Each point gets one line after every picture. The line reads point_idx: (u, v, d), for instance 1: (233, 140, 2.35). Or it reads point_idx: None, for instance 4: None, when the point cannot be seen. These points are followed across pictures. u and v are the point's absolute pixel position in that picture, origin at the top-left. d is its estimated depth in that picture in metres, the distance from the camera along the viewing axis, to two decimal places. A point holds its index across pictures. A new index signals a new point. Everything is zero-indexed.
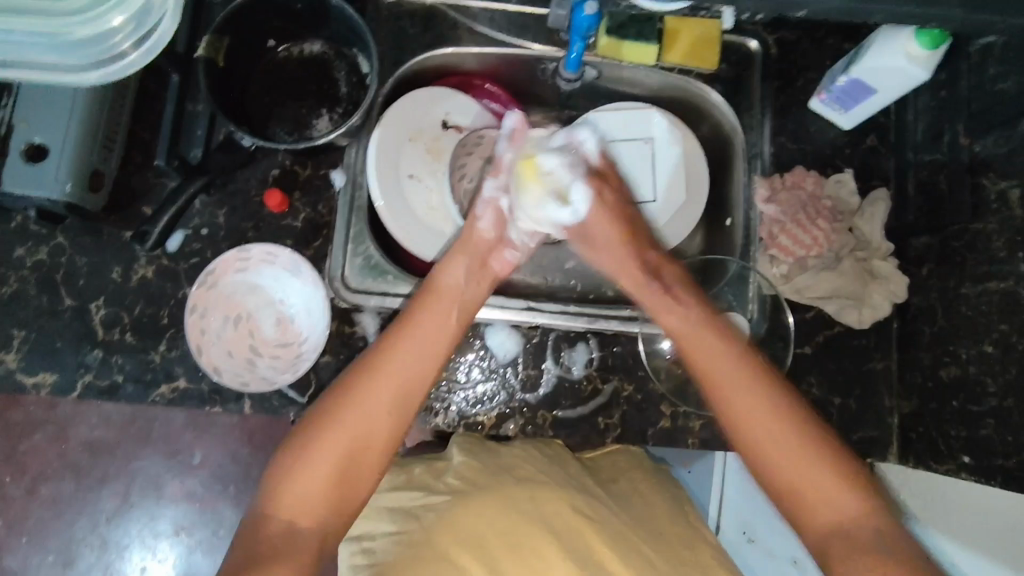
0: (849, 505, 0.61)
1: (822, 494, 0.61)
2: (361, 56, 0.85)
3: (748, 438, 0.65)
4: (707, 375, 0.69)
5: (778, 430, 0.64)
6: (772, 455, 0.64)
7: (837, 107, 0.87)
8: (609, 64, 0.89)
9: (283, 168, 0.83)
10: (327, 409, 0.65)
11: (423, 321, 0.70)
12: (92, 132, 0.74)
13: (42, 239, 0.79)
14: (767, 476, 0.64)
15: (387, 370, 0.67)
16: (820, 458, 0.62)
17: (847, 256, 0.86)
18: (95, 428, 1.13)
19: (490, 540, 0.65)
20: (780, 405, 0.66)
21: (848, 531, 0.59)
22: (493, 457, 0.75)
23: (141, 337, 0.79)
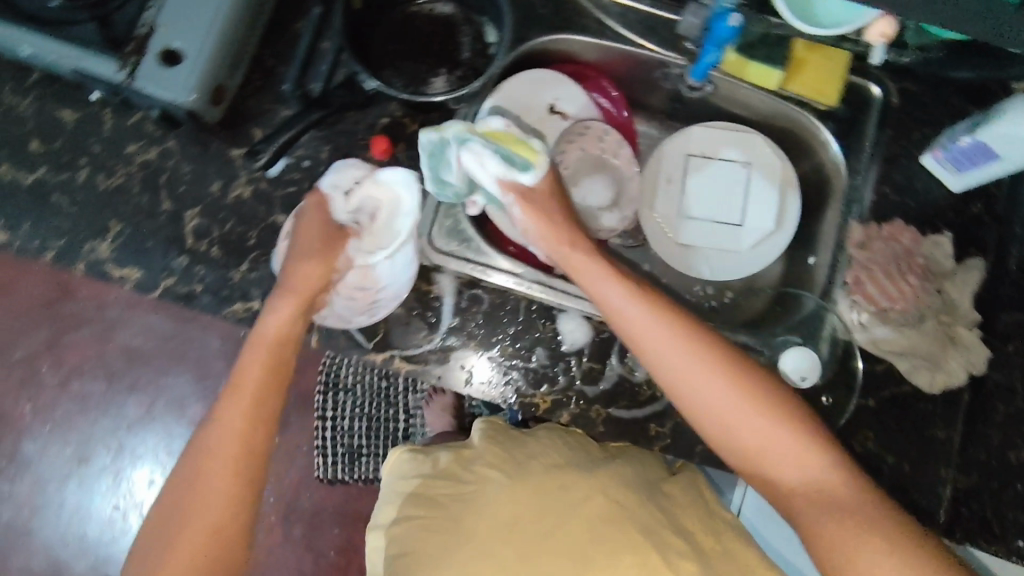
0: (810, 463, 0.70)
1: (786, 463, 0.70)
2: (490, 26, 0.86)
3: (720, 419, 0.71)
4: (646, 354, 0.73)
5: (734, 407, 0.71)
6: (743, 429, 0.71)
7: (951, 167, 0.86)
8: (728, 81, 0.89)
9: (393, 118, 0.84)
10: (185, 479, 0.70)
11: (306, 279, 0.74)
12: (225, 47, 0.76)
13: (155, 140, 0.81)
14: (732, 449, 0.72)
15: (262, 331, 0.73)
16: (773, 424, 0.70)
17: (931, 317, 0.84)
18: (134, 337, 1.32)
19: (516, 526, 0.76)
20: (752, 382, 0.72)
21: (823, 493, 0.69)
22: (520, 446, 0.85)
23: (227, 253, 0.81)
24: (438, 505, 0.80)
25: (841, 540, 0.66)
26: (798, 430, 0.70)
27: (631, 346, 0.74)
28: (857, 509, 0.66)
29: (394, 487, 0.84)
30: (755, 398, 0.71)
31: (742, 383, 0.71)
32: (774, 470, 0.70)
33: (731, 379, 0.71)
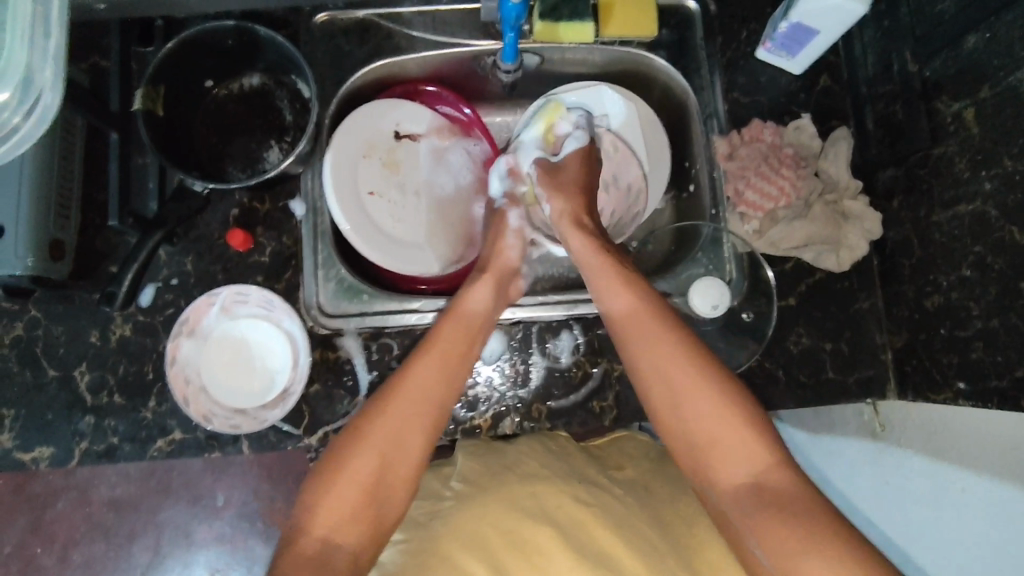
0: (760, 457, 0.58)
1: (737, 449, 0.59)
2: (300, 81, 0.84)
3: (661, 404, 0.63)
4: (623, 333, 0.68)
5: (689, 392, 0.62)
6: (680, 392, 0.62)
7: (784, 53, 0.86)
8: (550, 48, 0.87)
9: (243, 206, 0.83)
10: (338, 454, 0.62)
11: (425, 384, 0.66)
12: (44, 201, 0.72)
13: (16, 315, 0.79)
14: (682, 425, 0.62)
15: (354, 467, 0.61)
16: (739, 419, 0.60)
17: (817, 201, 0.85)
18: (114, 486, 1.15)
19: (491, 539, 0.65)
20: (681, 360, 0.63)
21: (766, 485, 0.57)
22: (499, 458, 0.75)
23: (129, 397, 0.79)
24: (421, 526, 0.69)
25: (778, 543, 0.54)
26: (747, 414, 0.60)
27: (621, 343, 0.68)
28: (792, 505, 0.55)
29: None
30: (716, 394, 0.61)
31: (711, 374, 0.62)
32: (717, 457, 0.60)
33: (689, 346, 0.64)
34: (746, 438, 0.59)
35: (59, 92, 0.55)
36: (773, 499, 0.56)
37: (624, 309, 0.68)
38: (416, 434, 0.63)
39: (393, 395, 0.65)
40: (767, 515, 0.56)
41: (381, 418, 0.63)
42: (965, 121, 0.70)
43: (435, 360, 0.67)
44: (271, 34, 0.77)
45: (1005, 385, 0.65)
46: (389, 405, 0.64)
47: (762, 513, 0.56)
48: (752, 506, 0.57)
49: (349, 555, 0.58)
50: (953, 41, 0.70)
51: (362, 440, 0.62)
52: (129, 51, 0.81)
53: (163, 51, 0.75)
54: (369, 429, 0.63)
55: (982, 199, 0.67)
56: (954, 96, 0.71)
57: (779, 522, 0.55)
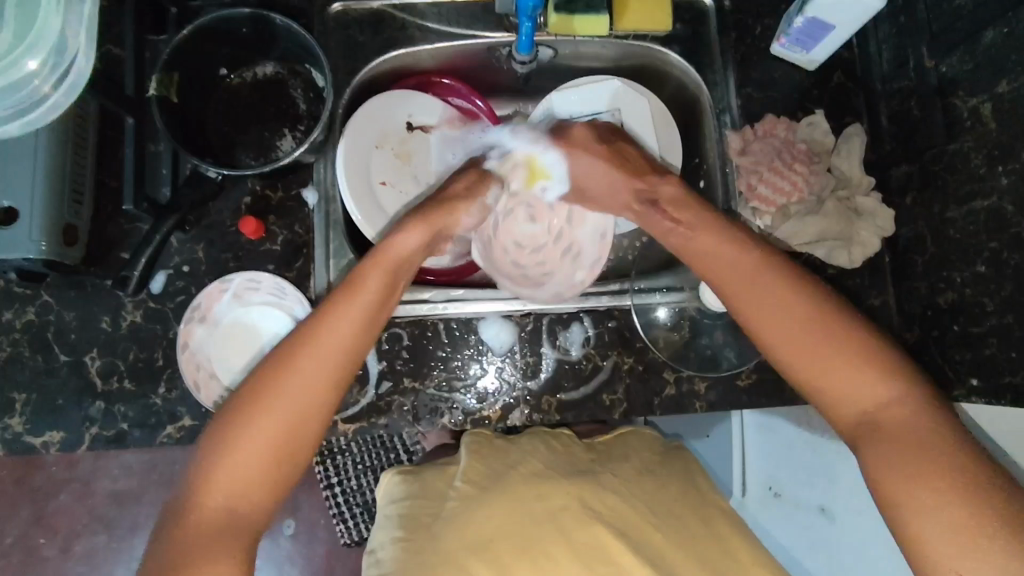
0: (885, 391, 0.58)
1: (860, 379, 0.58)
2: (314, 70, 0.84)
3: (793, 356, 0.61)
4: (728, 287, 0.65)
5: (813, 341, 0.60)
6: (794, 335, 0.61)
7: (799, 49, 0.86)
8: (564, 41, 0.87)
9: (255, 195, 0.83)
10: (236, 411, 0.58)
11: (335, 339, 0.60)
12: (59, 187, 0.72)
13: (27, 300, 0.79)
14: (791, 364, 0.61)
15: (252, 433, 0.57)
16: (852, 355, 0.59)
17: (829, 197, 0.85)
18: (118, 478, 1.15)
19: (496, 543, 0.65)
20: (813, 306, 0.61)
21: (884, 418, 0.57)
22: (502, 457, 0.73)
23: (140, 383, 0.79)
24: (424, 523, 0.68)
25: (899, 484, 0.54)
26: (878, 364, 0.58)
27: (723, 294, 0.66)
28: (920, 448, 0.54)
29: (383, 515, 0.73)
30: (842, 335, 0.59)
31: (824, 320, 0.61)
32: (833, 388, 0.59)
33: (804, 294, 0.62)
34: (882, 379, 0.58)
35: (92, 57, 0.60)
36: (911, 440, 0.55)
37: (708, 250, 0.68)
38: (321, 395, 0.59)
39: (296, 357, 0.59)
40: (889, 448, 0.56)
41: (287, 370, 0.59)
42: (981, 117, 0.69)
43: (349, 313, 0.62)
44: (288, 23, 0.77)
45: (1020, 382, 0.65)
46: (295, 360, 0.59)
47: (904, 460, 0.55)
48: (896, 452, 0.55)
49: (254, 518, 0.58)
50: (970, 36, 0.70)
51: (262, 408, 0.58)
52: (143, 40, 0.81)
53: (180, 37, 0.75)
54: (273, 384, 0.58)
55: (999, 194, 0.67)
56: (970, 92, 0.71)
57: (903, 459, 0.54)
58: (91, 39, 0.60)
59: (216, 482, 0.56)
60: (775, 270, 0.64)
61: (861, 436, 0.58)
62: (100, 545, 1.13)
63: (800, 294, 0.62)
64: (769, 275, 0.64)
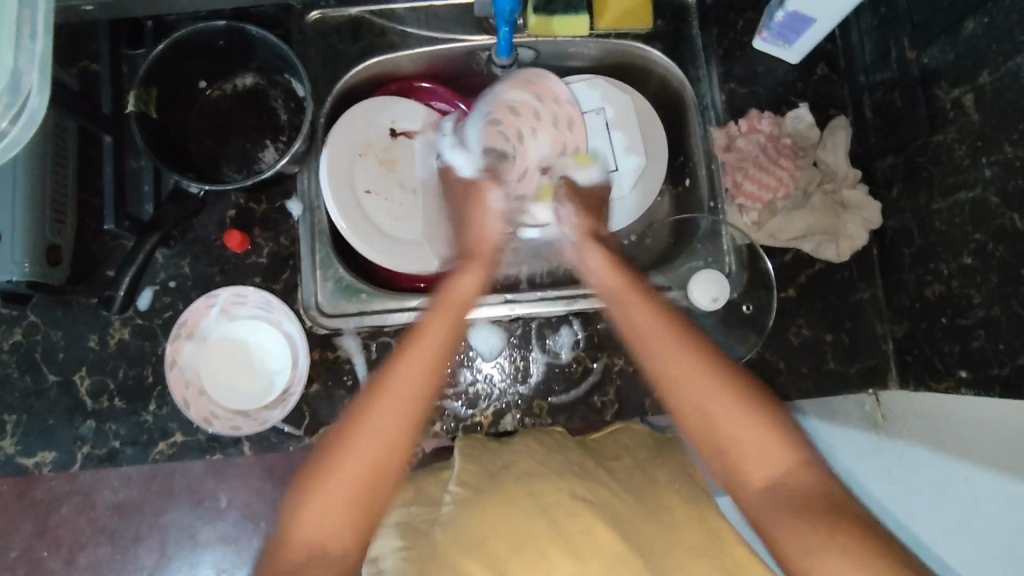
0: (785, 455, 0.56)
1: (755, 440, 0.56)
2: (294, 80, 0.84)
3: (702, 444, 0.58)
4: (638, 336, 0.61)
5: (736, 421, 0.57)
6: (694, 401, 0.58)
7: (781, 43, 0.85)
8: (545, 42, 0.86)
9: (239, 208, 0.83)
10: (318, 461, 0.58)
11: (405, 376, 0.59)
12: (40, 209, 0.72)
13: (15, 320, 0.79)
14: (694, 427, 0.58)
15: (339, 472, 0.56)
16: (760, 419, 0.57)
17: (815, 191, 0.85)
18: (119, 490, 1.14)
19: (489, 542, 0.64)
20: (719, 388, 0.58)
21: (792, 487, 0.55)
22: (495, 459, 0.74)
23: (130, 400, 0.79)
24: (417, 534, 0.68)
25: (799, 540, 0.53)
26: (784, 436, 0.57)
27: (632, 338, 0.62)
28: (814, 505, 0.54)
29: (379, 526, 0.73)
30: (746, 401, 0.57)
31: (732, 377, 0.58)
32: (739, 462, 0.57)
33: (694, 343, 0.60)
34: (778, 443, 0.56)
35: (45, 95, 0.54)
36: (806, 501, 0.54)
37: (613, 285, 0.65)
38: (399, 427, 0.58)
39: (374, 401, 0.59)
40: (797, 521, 0.54)
41: (370, 407, 0.58)
42: (964, 108, 0.69)
43: (423, 346, 0.61)
44: (265, 34, 0.77)
45: (1007, 373, 0.64)
46: (372, 395, 0.59)
47: (789, 513, 0.54)
48: (779, 508, 0.55)
49: (339, 564, 0.56)
50: (951, 27, 0.70)
51: (342, 459, 0.57)
52: (118, 54, 0.81)
53: (156, 52, 0.74)
54: (350, 428, 0.58)
55: (983, 186, 0.67)
56: (952, 83, 0.71)
57: (790, 517, 0.54)
58: (44, 75, 0.54)
59: (287, 554, 0.55)
60: (674, 333, 0.60)
61: (768, 505, 0.55)
62: (103, 558, 1.13)
63: (688, 341, 0.60)
64: (657, 317, 0.61)
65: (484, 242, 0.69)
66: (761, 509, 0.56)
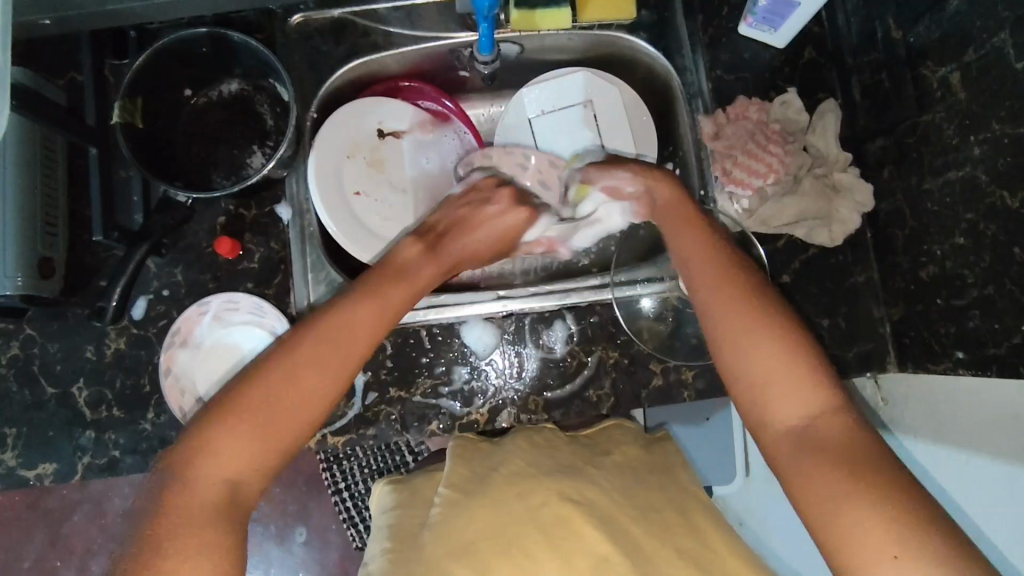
0: (814, 400, 0.53)
1: (797, 385, 0.53)
2: (278, 85, 0.84)
3: (746, 401, 0.55)
4: (708, 285, 0.60)
5: (777, 364, 0.54)
6: (749, 353, 0.55)
7: (767, 27, 0.84)
8: (529, 37, 0.85)
9: (229, 214, 0.83)
10: (250, 372, 0.55)
11: (357, 325, 0.59)
12: (30, 222, 0.72)
13: (12, 334, 0.80)
14: (741, 377, 0.55)
15: (273, 392, 0.54)
16: (797, 360, 0.54)
17: (806, 176, 0.84)
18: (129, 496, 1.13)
19: (480, 542, 0.64)
20: (787, 357, 0.54)
21: (816, 436, 0.51)
22: (485, 459, 0.74)
23: (128, 410, 0.79)
24: (409, 534, 0.68)
25: (823, 485, 0.49)
26: (831, 398, 0.53)
27: (693, 283, 0.62)
28: (847, 451, 0.50)
29: (377, 525, 0.73)
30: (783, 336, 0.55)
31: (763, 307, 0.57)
32: (768, 404, 0.54)
33: (750, 288, 0.59)
34: (802, 382, 0.53)
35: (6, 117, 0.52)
36: (829, 450, 0.50)
37: (673, 224, 0.68)
38: (334, 371, 0.57)
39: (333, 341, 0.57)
40: (834, 474, 0.49)
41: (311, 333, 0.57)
42: (951, 87, 0.68)
43: (371, 308, 0.61)
44: (246, 39, 0.77)
45: (1003, 353, 0.64)
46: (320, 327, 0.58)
47: (815, 469, 0.50)
48: (805, 456, 0.51)
49: (249, 503, 0.53)
50: (936, 5, 0.69)
51: (268, 381, 0.54)
52: (103, 64, 0.81)
53: (138, 62, 0.74)
54: (285, 357, 0.56)
55: (973, 164, 0.66)
56: (939, 62, 0.70)
57: (821, 465, 0.50)
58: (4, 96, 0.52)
59: (195, 484, 0.51)
60: (738, 290, 0.58)
61: (789, 454, 0.52)
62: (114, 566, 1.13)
63: (749, 283, 0.59)
64: (716, 265, 0.61)
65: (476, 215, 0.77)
66: (780, 454, 0.52)
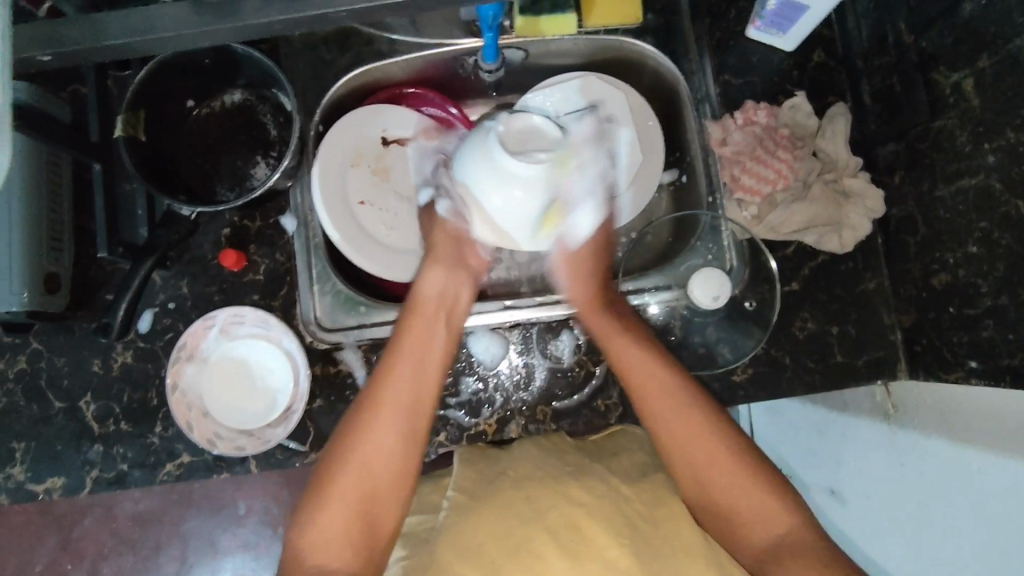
0: (784, 521, 0.65)
1: (749, 490, 0.66)
2: (282, 95, 0.83)
3: (706, 516, 0.68)
4: (631, 382, 0.74)
5: (732, 485, 0.67)
6: (698, 455, 0.68)
7: (775, 31, 0.83)
8: (535, 43, 0.84)
9: (233, 226, 0.82)
10: (326, 466, 0.64)
11: (395, 394, 0.66)
12: (35, 238, 0.72)
13: (19, 348, 0.80)
14: (694, 485, 0.68)
15: (341, 482, 0.62)
16: (751, 480, 0.67)
17: (816, 181, 0.83)
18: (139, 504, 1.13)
19: (486, 549, 0.63)
20: (728, 467, 0.67)
21: (785, 541, 0.64)
22: (493, 465, 0.74)
23: (135, 423, 0.79)
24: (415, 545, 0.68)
25: (799, 572, 0.60)
26: (781, 496, 0.66)
27: (629, 387, 0.74)
28: (822, 553, 0.61)
29: None
30: (735, 460, 0.68)
31: (711, 423, 0.70)
32: (744, 530, 0.66)
33: (695, 404, 0.71)
34: (771, 500, 0.66)
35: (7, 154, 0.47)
36: (800, 548, 0.62)
37: (640, 370, 0.73)
38: (393, 446, 0.64)
39: (370, 409, 0.65)
40: (811, 566, 0.60)
41: (367, 421, 0.64)
42: (964, 92, 0.67)
43: (408, 373, 0.67)
44: (248, 50, 0.76)
45: (1018, 364, 0.63)
46: (367, 412, 0.65)
47: (791, 556, 0.62)
48: (784, 551, 0.63)
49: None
50: (948, 9, 0.68)
51: (337, 470, 0.63)
52: (105, 76, 0.81)
53: (142, 75, 0.74)
54: (347, 448, 0.63)
55: (987, 172, 0.65)
56: (951, 67, 0.69)
57: (791, 564, 0.61)
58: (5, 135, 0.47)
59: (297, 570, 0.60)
60: (687, 405, 0.71)
61: (762, 562, 0.64)
62: None
63: (699, 417, 0.70)
64: (675, 387, 0.72)
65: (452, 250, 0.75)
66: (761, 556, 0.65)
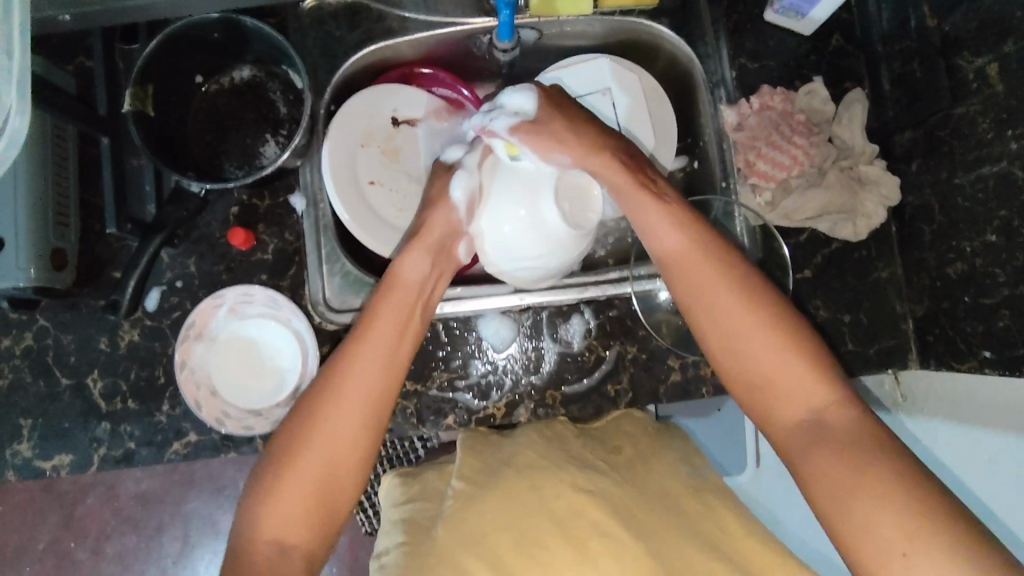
0: (823, 394, 0.60)
1: (805, 378, 0.60)
2: (292, 72, 0.82)
3: (748, 394, 0.63)
4: (677, 276, 0.67)
5: (786, 371, 0.61)
6: (757, 353, 0.62)
7: (794, 14, 0.82)
8: (550, 23, 0.83)
9: (242, 204, 0.82)
10: (284, 442, 0.60)
11: (361, 375, 0.62)
12: (42, 212, 0.71)
13: (24, 325, 0.79)
14: (751, 382, 0.63)
15: (303, 460, 0.59)
16: (803, 366, 0.61)
17: (831, 168, 0.82)
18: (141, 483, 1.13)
19: (492, 534, 0.64)
20: (795, 360, 0.61)
21: (827, 425, 0.58)
22: (496, 452, 0.72)
23: (143, 402, 0.79)
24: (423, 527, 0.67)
25: (843, 477, 0.56)
26: (851, 400, 0.59)
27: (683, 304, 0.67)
28: (852, 446, 0.56)
29: (388, 517, 0.72)
30: (801, 351, 0.61)
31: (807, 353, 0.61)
32: (769, 413, 0.62)
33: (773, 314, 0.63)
34: (810, 378, 0.60)
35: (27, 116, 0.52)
36: (842, 441, 0.57)
37: (696, 275, 0.66)
38: (359, 420, 0.61)
39: (337, 387, 0.62)
40: (840, 461, 0.56)
41: (330, 399, 0.61)
42: (988, 78, 0.66)
43: (377, 356, 0.64)
44: (259, 24, 0.75)
45: None
46: (332, 389, 0.62)
47: (812, 448, 0.58)
48: (810, 441, 0.59)
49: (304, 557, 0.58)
50: None
51: (302, 442, 0.60)
52: (112, 49, 0.79)
53: (150, 48, 0.73)
54: (310, 422, 0.61)
55: (1009, 160, 0.64)
56: (976, 52, 0.67)
57: (819, 451, 0.57)
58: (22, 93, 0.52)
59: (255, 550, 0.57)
60: (739, 287, 0.64)
61: (801, 444, 0.59)
62: None
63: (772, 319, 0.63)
64: (746, 304, 0.64)
65: (428, 233, 0.72)
66: (787, 439, 0.60)
